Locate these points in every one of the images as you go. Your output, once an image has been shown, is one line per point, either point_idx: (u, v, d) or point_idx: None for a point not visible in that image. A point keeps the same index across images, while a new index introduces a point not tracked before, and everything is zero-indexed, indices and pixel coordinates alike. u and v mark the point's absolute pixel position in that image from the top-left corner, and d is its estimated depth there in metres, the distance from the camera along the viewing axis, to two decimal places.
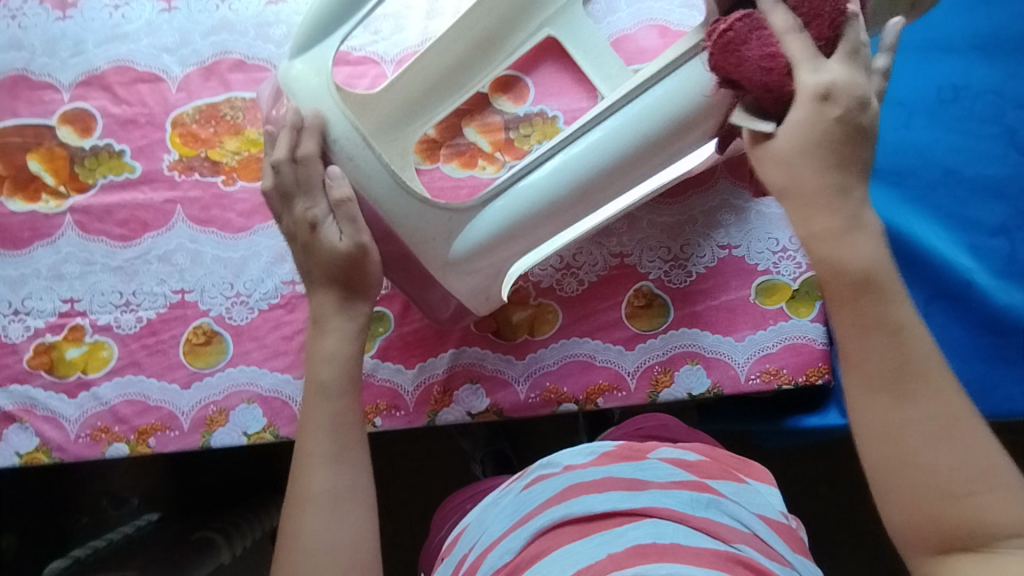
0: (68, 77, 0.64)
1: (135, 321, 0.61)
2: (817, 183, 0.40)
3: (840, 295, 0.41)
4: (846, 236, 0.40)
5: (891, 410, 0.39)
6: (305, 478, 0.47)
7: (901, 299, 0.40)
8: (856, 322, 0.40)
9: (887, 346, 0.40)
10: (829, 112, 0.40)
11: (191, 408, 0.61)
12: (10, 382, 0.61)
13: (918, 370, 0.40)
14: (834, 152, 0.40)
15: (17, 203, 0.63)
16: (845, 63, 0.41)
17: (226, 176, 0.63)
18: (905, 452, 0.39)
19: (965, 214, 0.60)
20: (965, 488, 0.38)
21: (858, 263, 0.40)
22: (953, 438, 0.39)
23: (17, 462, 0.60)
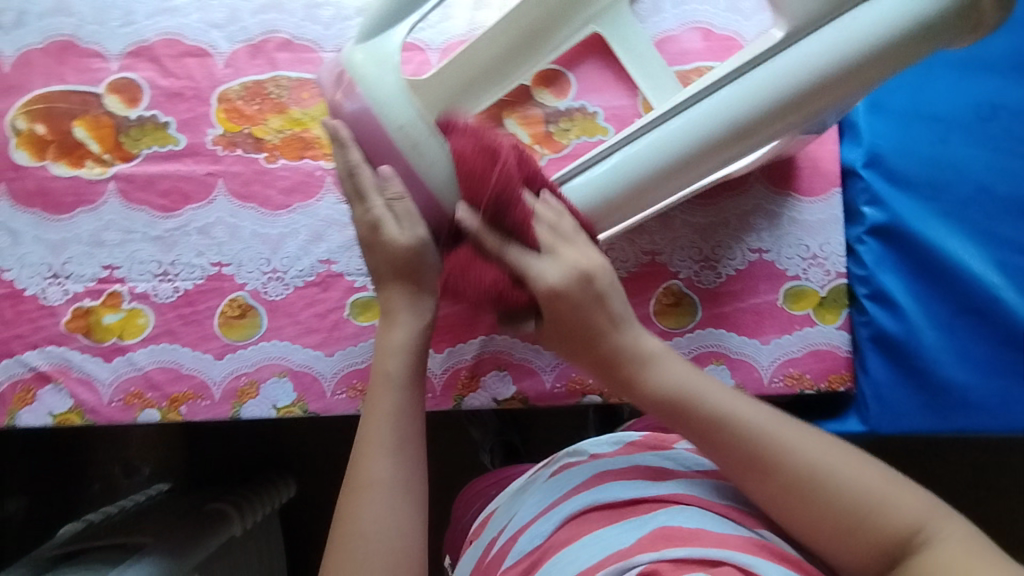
0: (116, 47, 0.65)
1: (172, 290, 0.63)
2: (614, 344, 0.47)
3: (684, 425, 0.46)
4: (648, 361, 0.47)
5: (785, 498, 0.44)
6: (363, 464, 0.47)
7: (718, 391, 0.46)
8: (696, 431, 0.46)
9: (754, 450, 0.44)
10: (559, 283, 0.46)
11: (223, 379, 0.62)
12: (46, 344, 0.62)
13: (773, 443, 0.44)
14: (579, 294, 0.46)
15: (62, 168, 0.63)
16: (555, 241, 0.46)
17: (269, 153, 0.64)
18: (814, 525, 0.43)
19: (995, 232, 0.61)
20: (862, 512, 0.42)
21: (665, 383, 0.46)
22: (824, 469, 0.43)
23: (50, 422, 0.61)
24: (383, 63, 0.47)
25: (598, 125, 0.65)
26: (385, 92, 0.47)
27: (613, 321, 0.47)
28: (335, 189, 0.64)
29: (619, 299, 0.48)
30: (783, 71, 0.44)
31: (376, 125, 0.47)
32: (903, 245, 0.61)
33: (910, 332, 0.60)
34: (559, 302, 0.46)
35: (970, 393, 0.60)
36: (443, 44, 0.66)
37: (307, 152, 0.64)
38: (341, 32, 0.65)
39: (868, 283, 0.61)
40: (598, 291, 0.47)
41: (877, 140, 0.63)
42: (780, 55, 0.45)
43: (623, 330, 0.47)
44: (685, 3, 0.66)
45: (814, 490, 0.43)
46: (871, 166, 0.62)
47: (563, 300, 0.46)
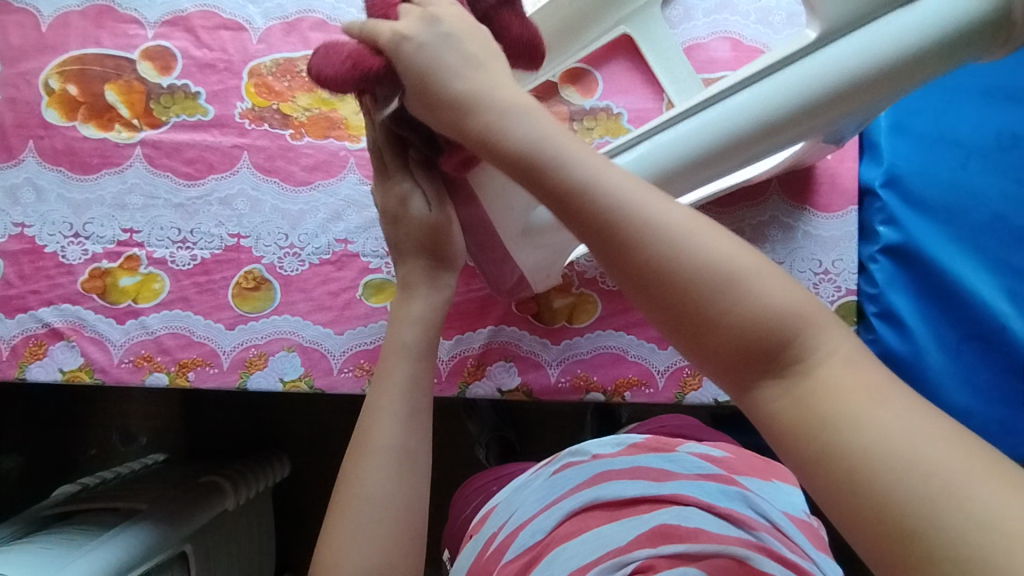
0: (153, 15, 0.66)
1: (190, 258, 0.63)
2: (464, 99, 0.37)
3: (535, 184, 0.34)
4: (507, 117, 0.36)
5: (627, 268, 0.32)
6: (374, 429, 0.47)
7: (587, 152, 0.34)
8: (545, 193, 0.34)
9: (609, 211, 0.32)
10: (413, 42, 0.39)
11: (233, 349, 0.62)
12: (61, 301, 0.62)
13: (645, 217, 0.32)
14: (434, 50, 0.39)
15: (90, 129, 0.64)
16: (422, 16, 0.40)
17: (295, 130, 0.65)
18: (680, 322, 0.31)
19: (1008, 260, 0.62)
20: (736, 305, 0.30)
21: (521, 133, 0.35)
22: (685, 239, 0.31)
23: (59, 378, 0.62)
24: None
25: (621, 126, 0.65)
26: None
27: (462, 71, 0.38)
28: (357, 170, 0.65)
29: (477, 43, 0.39)
30: (811, 73, 0.43)
31: None
32: (914, 267, 0.62)
33: (917, 353, 0.61)
34: (403, 56, 0.39)
35: (972, 418, 0.60)
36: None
37: (333, 132, 0.65)
38: None
39: (877, 302, 0.61)
40: (459, 48, 0.39)
41: (896, 160, 0.63)
42: (808, 58, 0.44)
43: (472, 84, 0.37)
44: (715, 12, 0.66)
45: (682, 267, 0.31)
46: (888, 186, 0.63)
47: (409, 66, 0.39)
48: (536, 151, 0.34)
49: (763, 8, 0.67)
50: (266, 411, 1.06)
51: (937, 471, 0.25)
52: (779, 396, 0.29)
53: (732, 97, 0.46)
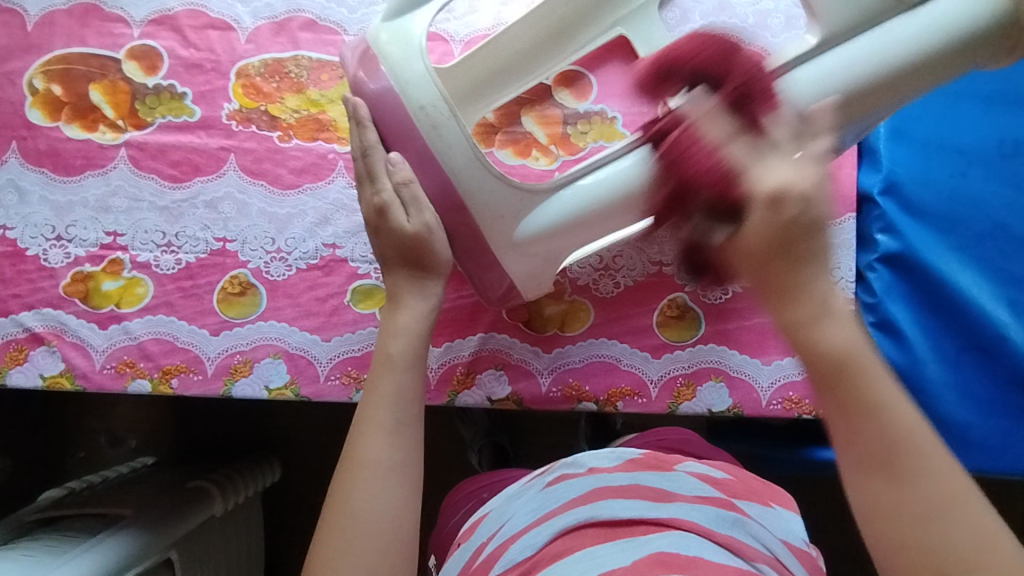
0: (140, 13, 0.64)
1: (174, 262, 0.62)
2: (760, 235, 0.38)
3: (825, 384, 0.38)
4: (820, 319, 0.38)
5: (872, 484, 0.38)
6: (361, 443, 0.47)
7: (881, 377, 0.38)
8: (832, 400, 0.38)
9: (865, 424, 0.38)
10: (777, 215, 0.38)
11: (217, 355, 0.61)
12: (43, 305, 0.61)
13: (912, 443, 0.37)
14: (791, 231, 0.38)
15: (74, 130, 0.63)
16: (769, 143, 0.41)
17: (283, 132, 0.63)
18: (881, 516, 0.38)
19: (1009, 270, 0.60)
20: (923, 523, 0.36)
21: (834, 344, 0.38)
22: (946, 488, 0.36)
23: (39, 384, 0.60)
24: (408, 44, 0.48)
25: (616, 130, 0.64)
26: (410, 74, 0.47)
27: (830, 289, 0.38)
28: (346, 173, 0.63)
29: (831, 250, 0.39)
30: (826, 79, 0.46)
31: (399, 104, 0.48)
32: (914, 276, 0.61)
33: (916, 364, 0.60)
34: (772, 247, 0.38)
35: (971, 432, 0.59)
36: (466, 38, 0.65)
37: (322, 134, 0.64)
38: (366, 16, 0.65)
39: (875, 312, 0.60)
40: (814, 220, 0.38)
41: (895, 167, 0.62)
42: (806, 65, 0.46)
43: (769, 221, 0.38)
44: (713, 15, 0.65)
45: (917, 486, 0.37)
46: (887, 193, 0.62)
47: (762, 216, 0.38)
48: (848, 367, 0.37)
49: (761, 11, 0.65)
50: (257, 416, 1.05)
51: None
52: None
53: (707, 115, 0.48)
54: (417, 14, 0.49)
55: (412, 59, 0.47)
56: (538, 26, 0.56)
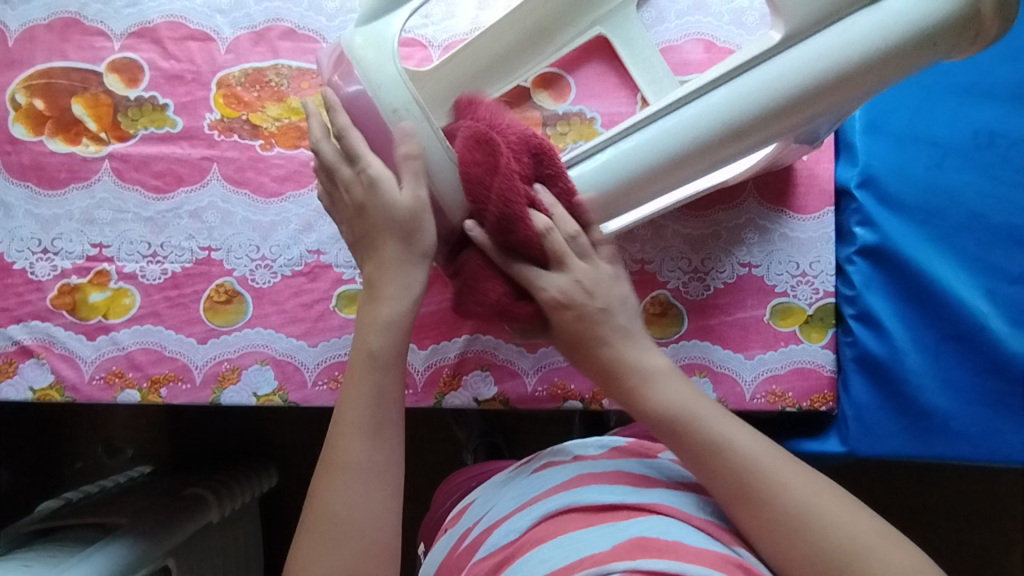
0: (120, 27, 0.65)
1: (160, 272, 0.62)
2: (602, 359, 0.50)
3: (672, 440, 0.47)
4: (647, 381, 0.49)
5: (751, 514, 0.44)
6: (341, 445, 0.47)
7: (713, 420, 0.47)
8: (689, 454, 0.46)
9: (728, 468, 0.45)
10: (563, 314, 0.49)
11: (205, 364, 0.62)
12: (31, 318, 0.62)
13: (758, 468, 0.45)
14: (585, 317, 0.49)
15: (57, 144, 0.63)
16: (564, 250, 0.49)
17: (265, 141, 0.64)
18: (777, 541, 0.43)
19: (987, 259, 0.61)
20: (806, 525, 0.43)
21: (665, 400, 0.48)
22: (808, 498, 0.43)
23: (29, 396, 0.61)
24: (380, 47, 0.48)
25: (595, 131, 0.65)
26: (382, 77, 0.47)
27: (632, 343, 0.50)
28: None
29: (624, 315, 0.51)
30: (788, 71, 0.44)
31: (370, 102, 0.47)
32: (893, 267, 0.61)
33: (896, 355, 0.60)
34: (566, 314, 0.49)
35: (951, 421, 0.59)
36: (444, 43, 0.66)
37: (303, 142, 0.64)
38: (344, 24, 0.65)
39: (854, 304, 0.61)
40: (604, 305, 0.50)
41: (871, 160, 0.63)
42: (776, 58, 0.45)
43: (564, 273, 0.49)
44: (689, 14, 0.66)
45: (779, 507, 0.43)
46: (863, 186, 0.62)
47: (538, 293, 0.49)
48: (677, 419, 0.47)
49: (737, 8, 0.66)
50: (253, 422, 1.05)
51: None
52: None
53: (688, 105, 0.46)
54: (394, 16, 0.49)
55: (385, 62, 0.47)
56: (518, 26, 0.57)
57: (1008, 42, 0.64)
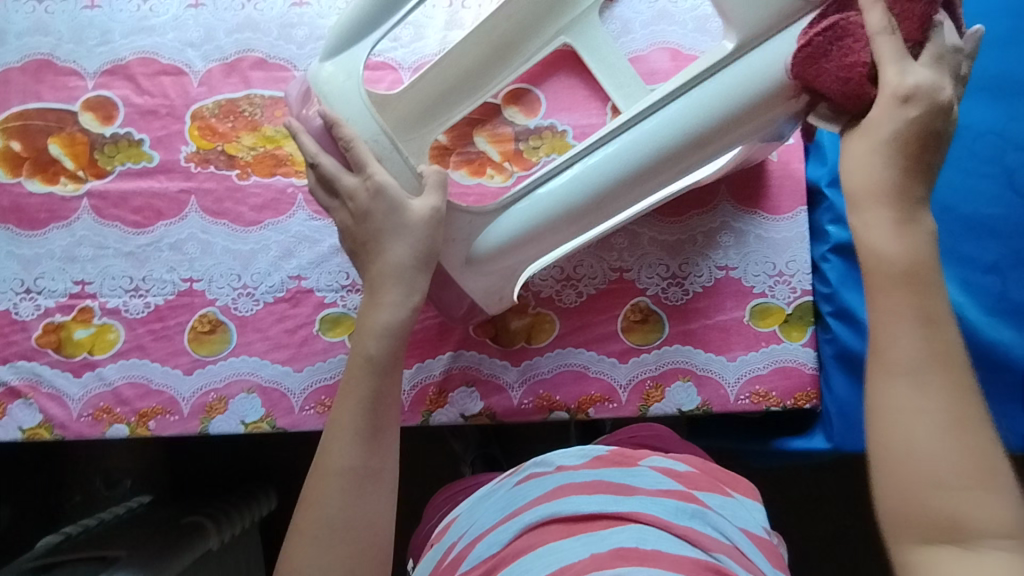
0: (93, 65, 0.66)
1: (143, 306, 0.63)
2: (872, 179, 0.42)
3: (878, 291, 0.41)
4: (880, 224, 0.41)
5: (899, 390, 0.39)
6: (334, 451, 0.48)
7: (942, 297, 0.40)
8: (879, 315, 0.40)
9: (914, 337, 0.39)
10: (907, 112, 0.41)
11: (192, 395, 0.62)
12: (17, 358, 0.62)
13: (943, 365, 0.39)
14: (912, 136, 0.41)
15: (36, 184, 0.64)
16: (938, 60, 0.43)
17: (241, 170, 0.65)
18: (897, 423, 0.39)
19: (959, 251, 0.62)
20: (924, 445, 0.38)
21: (899, 253, 0.40)
22: (958, 428, 0.38)
23: (19, 437, 0.61)
24: (344, 84, 0.50)
25: (567, 143, 0.65)
26: (349, 109, 0.50)
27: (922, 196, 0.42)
28: (306, 206, 0.65)
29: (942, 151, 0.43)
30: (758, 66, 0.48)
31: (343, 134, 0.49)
32: None
33: None
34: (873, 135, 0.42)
35: None
36: (414, 63, 0.67)
37: (280, 170, 0.65)
38: (315, 51, 0.66)
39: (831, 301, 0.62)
40: (936, 121, 0.42)
41: None
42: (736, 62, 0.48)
43: (873, 127, 0.42)
44: (653, 24, 0.67)
45: (941, 405, 0.38)
46: None
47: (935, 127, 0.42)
48: (916, 275, 0.40)
49: (699, 16, 0.67)
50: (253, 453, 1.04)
51: None
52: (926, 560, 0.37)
53: (652, 116, 0.50)
54: (362, 46, 0.51)
55: (352, 98, 0.50)
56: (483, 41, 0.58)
57: None
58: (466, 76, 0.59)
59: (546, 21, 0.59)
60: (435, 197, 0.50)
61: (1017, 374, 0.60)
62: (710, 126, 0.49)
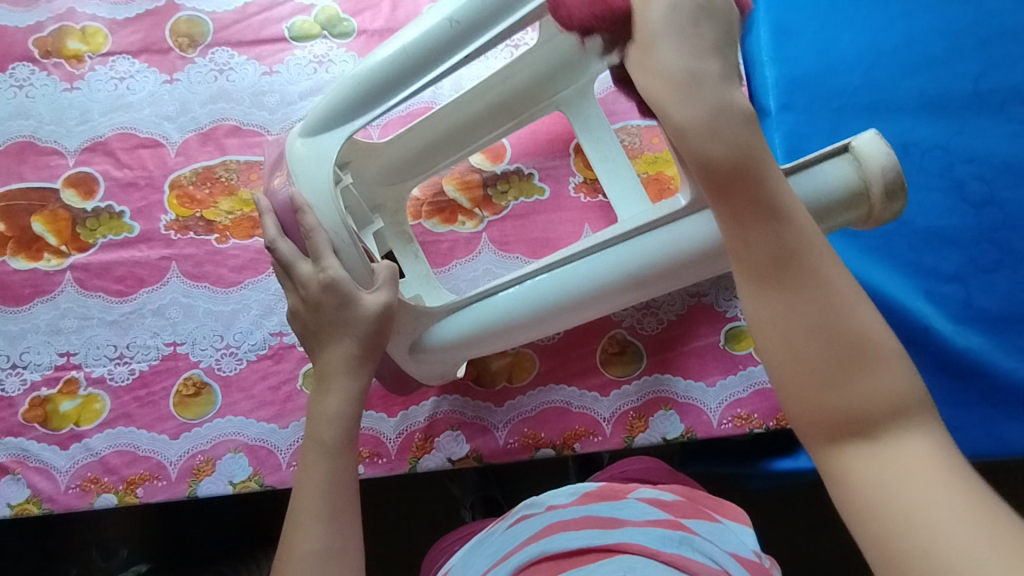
0: (73, 143, 0.68)
1: (128, 372, 0.64)
2: (668, 67, 0.38)
3: (747, 180, 0.35)
4: (713, 121, 0.36)
5: (770, 295, 0.34)
6: (295, 538, 0.46)
7: (779, 177, 0.35)
8: (753, 203, 0.35)
9: (762, 230, 0.34)
10: (671, 23, 0.38)
11: (179, 458, 0.62)
12: (4, 435, 0.62)
13: (809, 248, 0.34)
14: (698, 41, 0.38)
15: (20, 262, 0.66)
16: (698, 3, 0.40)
17: (220, 234, 0.66)
18: (778, 343, 0.34)
19: (921, 263, 0.64)
20: (828, 330, 0.33)
21: (725, 149, 0.35)
22: (835, 308, 0.33)
23: (7, 513, 0.61)
24: (319, 172, 0.50)
25: (534, 185, 0.68)
26: (317, 194, 0.49)
27: (725, 92, 0.37)
28: None
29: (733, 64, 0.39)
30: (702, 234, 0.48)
31: (305, 218, 0.49)
32: None
33: None
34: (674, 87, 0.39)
35: None
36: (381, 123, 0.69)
37: (257, 231, 0.67)
38: (287, 115, 0.69)
39: None
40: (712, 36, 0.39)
41: None
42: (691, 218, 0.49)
43: (658, 64, 0.38)
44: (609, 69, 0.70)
45: (803, 296, 0.33)
46: None
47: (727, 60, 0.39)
48: (745, 167, 0.35)
49: None
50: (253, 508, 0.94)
51: (949, 527, 0.29)
52: (867, 463, 0.31)
53: (608, 249, 0.51)
54: (336, 131, 0.51)
55: (322, 189, 0.49)
56: (473, 100, 0.59)
57: (904, 57, 0.68)
58: (454, 132, 0.60)
59: (562, 78, 0.60)
60: (387, 293, 0.50)
61: (990, 379, 0.61)
62: (648, 276, 0.50)
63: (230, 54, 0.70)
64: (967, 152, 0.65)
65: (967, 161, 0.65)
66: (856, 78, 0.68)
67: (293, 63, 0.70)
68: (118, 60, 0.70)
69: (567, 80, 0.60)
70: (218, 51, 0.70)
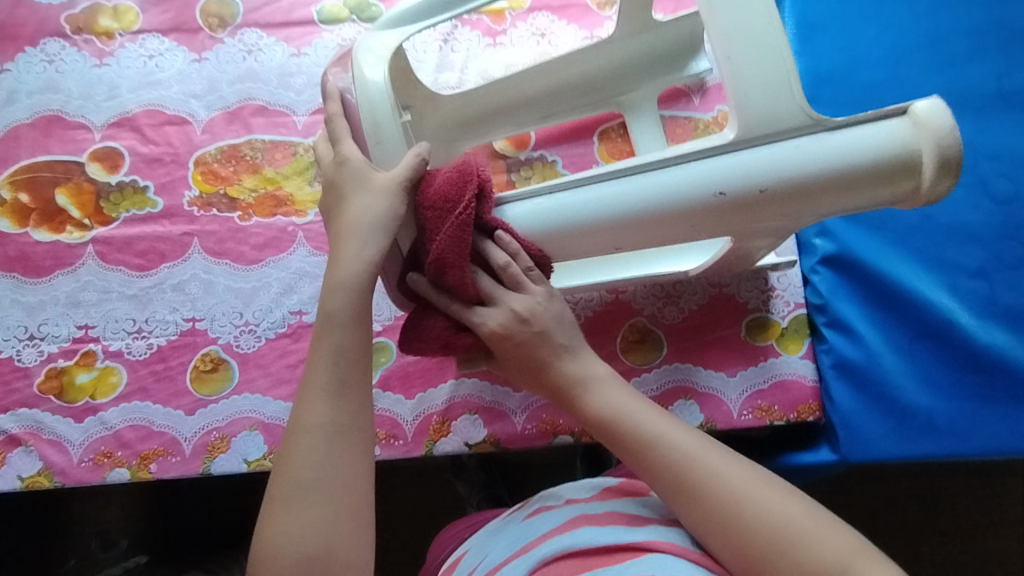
0: (100, 118, 0.69)
1: (146, 347, 0.64)
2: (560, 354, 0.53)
3: (623, 443, 0.48)
4: (586, 386, 0.50)
5: (688, 502, 0.45)
6: (302, 409, 0.45)
7: (656, 416, 0.48)
8: (630, 446, 0.48)
9: (670, 458, 0.46)
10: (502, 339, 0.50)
11: (194, 435, 0.61)
12: (18, 406, 0.62)
13: (697, 460, 0.46)
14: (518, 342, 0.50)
15: (42, 234, 0.66)
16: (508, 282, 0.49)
17: (243, 212, 0.66)
18: (715, 524, 0.44)
19: (945, 257, 0.64)
20: (744, 514, 0.43)
21: (606, 407, 0.49)
22: (741, 500, 0.44)
23: (18, 486, 0.60)
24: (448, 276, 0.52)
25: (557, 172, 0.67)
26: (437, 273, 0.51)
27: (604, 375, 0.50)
28: (307, 242, 0.66)
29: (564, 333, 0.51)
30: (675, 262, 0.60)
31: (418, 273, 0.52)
32: (856, 273, 0.64)
33: (870, 358, 0.62)
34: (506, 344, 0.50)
35: (936, 417, 0.60)
36: (442, 90, 0.69)
37: (280, 210, 0.67)
38: (313, 96, 0.69)
39: (824, 311, 0.63)
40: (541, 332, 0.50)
41: None
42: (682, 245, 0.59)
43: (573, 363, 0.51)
44: None
45: (708, 496, 0.44)
46: None
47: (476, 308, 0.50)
48: (619, 422, 0.48)
49: None
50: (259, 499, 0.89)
51: None
52: None
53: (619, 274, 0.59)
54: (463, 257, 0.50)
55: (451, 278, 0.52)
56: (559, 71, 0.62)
57: (929, 54, 0.68)
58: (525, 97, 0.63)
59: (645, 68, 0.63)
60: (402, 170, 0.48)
61: (1014, 375, 0.60)
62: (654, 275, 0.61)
63: (259, 35, 0.71)
64: (992, 150, 0.65)
65: (991, 158, 0.65)
66: (880, 74, 0.68)
67: (321, 47, 0.71)
68: (148, 38, 0.71)
69: (643, 78, 0.63)
70: (247, 32, 0.71)
